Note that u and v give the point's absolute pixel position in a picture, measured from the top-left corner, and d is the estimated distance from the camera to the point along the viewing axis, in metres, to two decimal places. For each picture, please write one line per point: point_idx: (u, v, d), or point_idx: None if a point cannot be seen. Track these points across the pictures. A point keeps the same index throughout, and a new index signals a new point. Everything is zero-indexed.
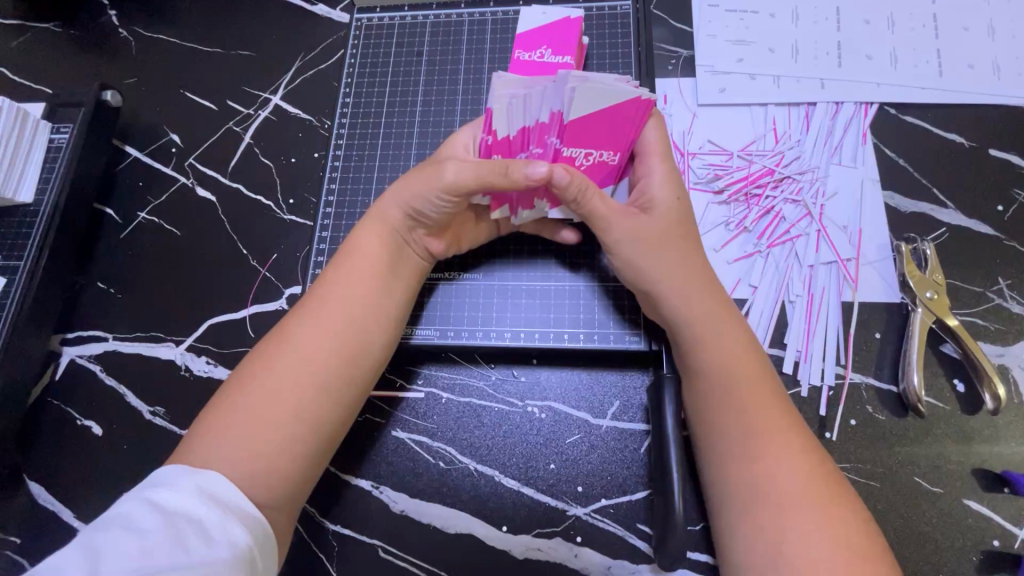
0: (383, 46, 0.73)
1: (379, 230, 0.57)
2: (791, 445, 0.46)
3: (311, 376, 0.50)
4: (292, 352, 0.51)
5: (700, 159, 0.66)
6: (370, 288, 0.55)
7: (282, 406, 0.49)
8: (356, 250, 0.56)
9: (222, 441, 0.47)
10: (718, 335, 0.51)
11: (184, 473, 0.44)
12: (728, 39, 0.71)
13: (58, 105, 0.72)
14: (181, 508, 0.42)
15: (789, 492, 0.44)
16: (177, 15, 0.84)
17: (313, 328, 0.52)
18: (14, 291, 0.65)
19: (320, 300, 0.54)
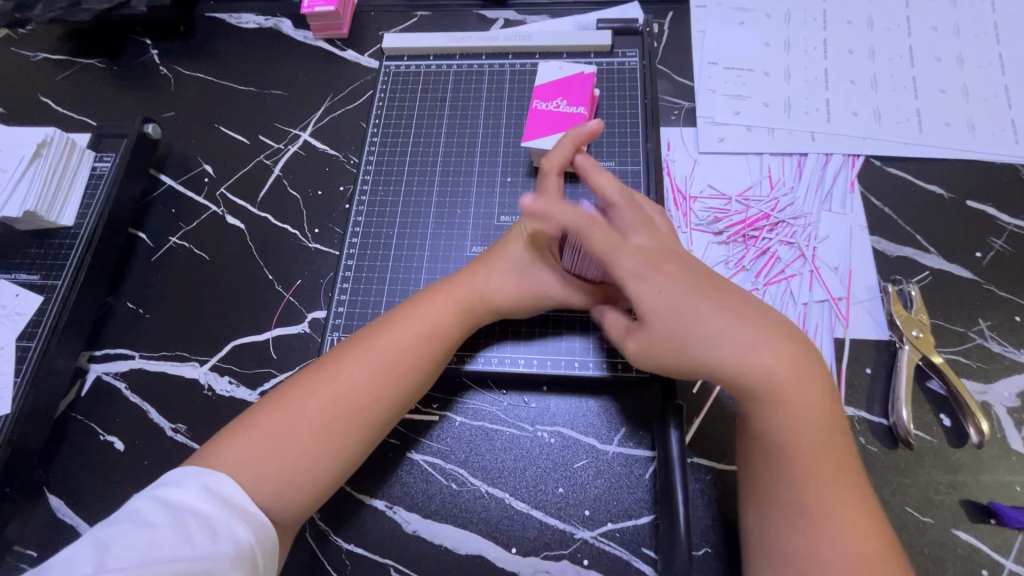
0: (410, 91, 0.79)
1: (447, 291, 0.60)
2: (847, 519, 0.46)
3: (355, 421, 0.54)
4: (341, 395, 0.54)
5: (701, 202, 0.72)
6: (428, 350, 0.58)
7: (320, 444, 0.52)
8: (422, 305, 0.60)
9: (255, 459, 0.50)
10: (793, 402, 0.47)
11: (197, 474, 0.48)
12: (726, 94, 0.78)
13: (103, 135, 0.78)
14: (189, 506, 0.45)
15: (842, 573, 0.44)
16: (215, 57, 0.92)
17: (368, 377, 0.55)
18: (51, 308, 0.69)
19: (382, 350, 0.56)
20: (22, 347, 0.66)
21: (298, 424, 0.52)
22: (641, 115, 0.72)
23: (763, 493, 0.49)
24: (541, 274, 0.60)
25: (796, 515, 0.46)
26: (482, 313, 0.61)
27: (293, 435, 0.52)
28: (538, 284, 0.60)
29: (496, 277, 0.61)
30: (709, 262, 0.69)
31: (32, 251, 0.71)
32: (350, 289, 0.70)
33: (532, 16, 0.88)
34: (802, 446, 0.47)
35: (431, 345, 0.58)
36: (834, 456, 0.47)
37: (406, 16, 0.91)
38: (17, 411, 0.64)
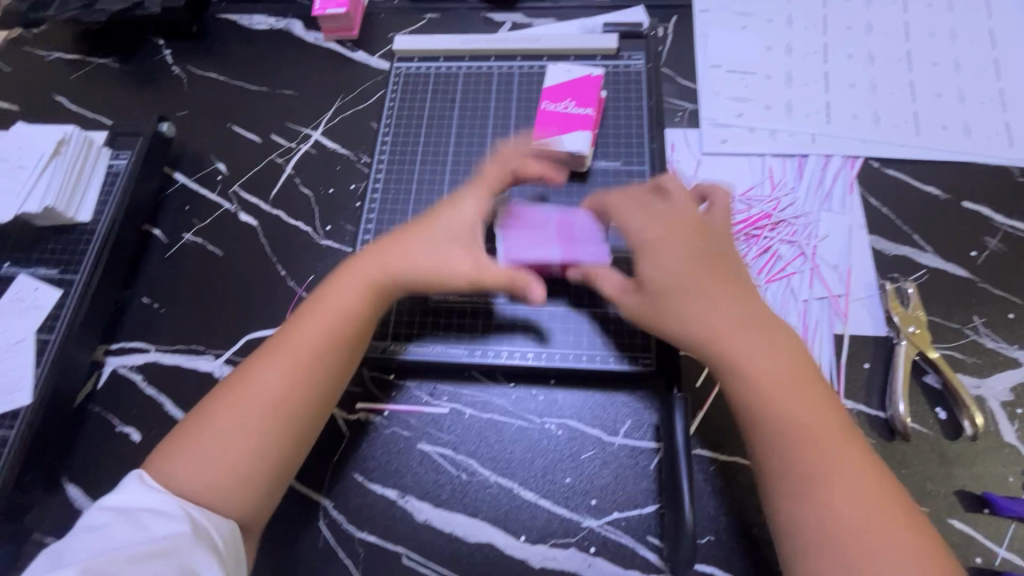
0: (421, 92, 0.81)
1: (358, 280, 0.62)
2: (833, 463, 0.50)
3: (276, 411, 0.58)
4: (256, 389, 0.58)
5: None
6: (339, 339, 0.61)
7: (247, 436, 0.56)
8: (333, 296, 0.62)
9: (193, 461, 0.55)
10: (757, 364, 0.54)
11: (134, 474, 0.54)
12: (729, 97, 0.80)
13: (119, 134, 0.79)
14: (140, 503, 0.52)
15: (850, 513, 0.48)
16: (227, 57, 0.94)
17: (280, 371, 0.59)
18: (69, 302, 0.70)
19: (290, 347, 0.60)
20: (41, 340, 0.68)
21: (228, 425, 0.57)
22: (647, 116, 0.74)
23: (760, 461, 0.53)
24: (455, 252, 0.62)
25: (802, 464, 0.51)
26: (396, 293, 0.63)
27: (219, 434, 0.56)
28: (450, 264, 0.61)
29: (411, 259, 0.62)
30: None
31: (50, 246, 0.73)
32: None
33: (539, 19, 0.90)
34: (776, 394, 0.53)
35: (344, 332, 0.61)
36: (811, 409, 0.53)
37: (415, 18, 0.93)
38: (36, 402, 0.65)
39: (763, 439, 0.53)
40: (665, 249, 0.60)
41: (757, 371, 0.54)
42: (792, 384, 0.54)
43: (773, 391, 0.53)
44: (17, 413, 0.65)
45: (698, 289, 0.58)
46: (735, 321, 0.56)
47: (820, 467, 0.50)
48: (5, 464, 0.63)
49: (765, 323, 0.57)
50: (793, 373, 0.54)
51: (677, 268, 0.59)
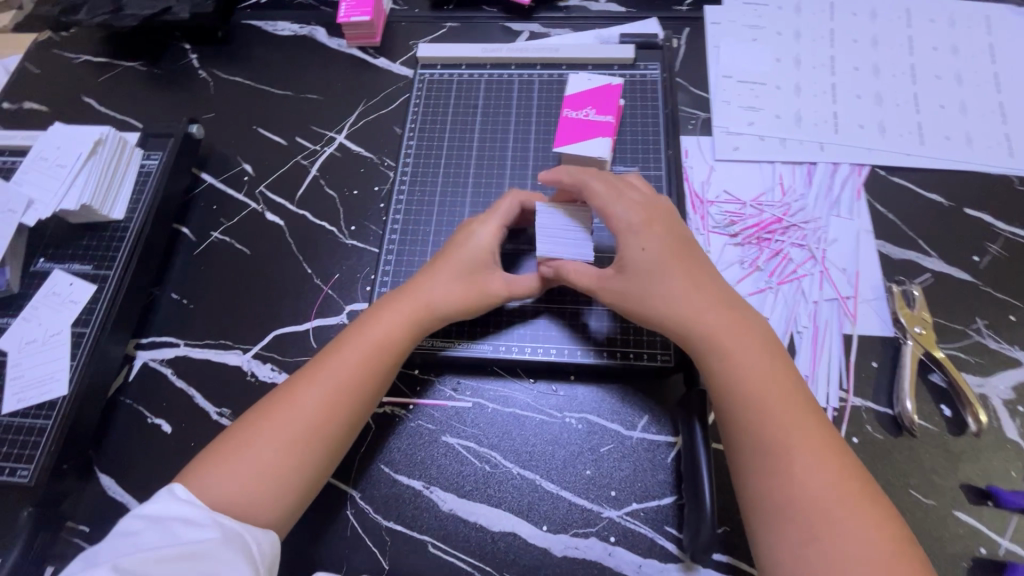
0: (443, 98, 0.84)
1: (394, 306, 0.65)
2: (807, 455, 0.51)
3: (315, 432, 0.59)
4: (298, 412, 0.59)
5: (717, 206, 0.76)
6: (378, 365, 0.63)
7: (285, 457, 0.57)
8: (373, 325, 0.64)
9: (225, 474, 0.56)
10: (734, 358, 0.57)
11: (165, 490, 0.54)
12: (741, 106, 0.83)
13: (152, 135, 0.82)
14: (171, 515, 0.51)
15: (812, 488, 0.50)
16: (252, 62, 0.97)
17: (322, 396, 0.60)
18: (104, 296, 0.72)
19: (332, 372, 0.61)
20: (77, 333, 0.70)
21: (266, 447, 0.57)
22: (662, 124, 0.77)
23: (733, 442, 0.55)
24: (488, 279, 0.67)
25: (764, 443, 0.53)
26: (430, 325, 0.66)
27: (255, 453, 0.57)
28: (488, 291, 0.66)
29: (442, 291, 0.66)
30: (726, 262, 0.73)
31: (84, 243, 0.75)
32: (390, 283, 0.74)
33: (556, 29, 0.94)
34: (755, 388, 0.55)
35: (379, 357, 0.63)
36: (796, 403, 0.55)
37: (436, 27, 0.96)
38: (73, 393, 0.67)
39: (732, 425, 0.55)
40: (646, 234, 0.62)
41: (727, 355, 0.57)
42: (757, 367, 0.56)
43: (744, 385, 0.55)
44: (55, 403, 0.67)
45: (672, 274, 0.60)
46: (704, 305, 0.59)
47: (782, 442, 0.52)
48: (42, 453, 0.65)
49: (735, 307, 0.60)
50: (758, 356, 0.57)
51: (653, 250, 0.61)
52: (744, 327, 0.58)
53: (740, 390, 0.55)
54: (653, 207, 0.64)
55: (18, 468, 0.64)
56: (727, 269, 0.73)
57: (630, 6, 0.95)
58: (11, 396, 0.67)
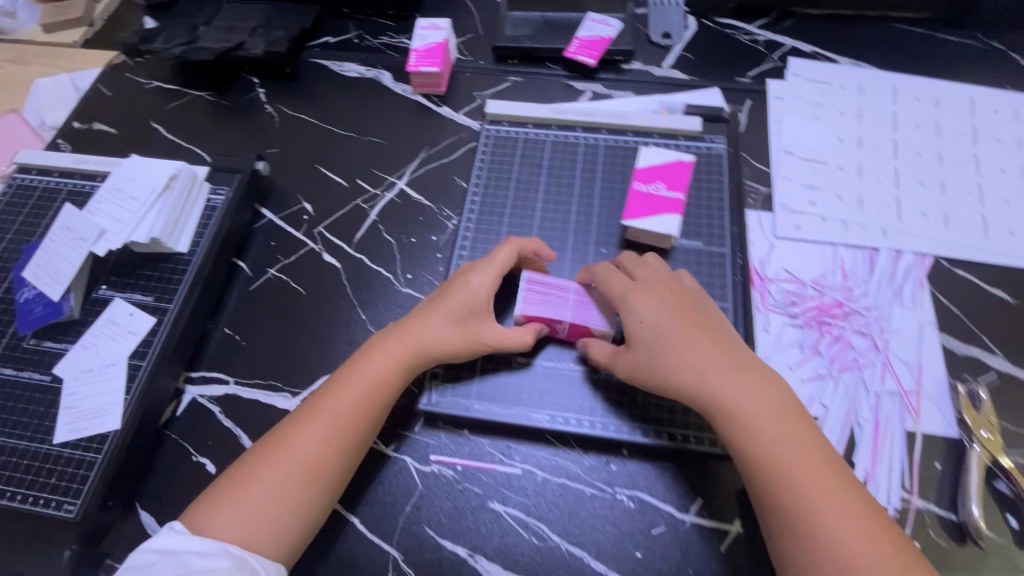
0: (509, 156, 0.85)
1: (386, 347, 0.67)
2: (850, 529, 0.53)
3: (312, 473, 0.61)
4: (290, 455, 0.61)
5: (777, 285, 0.76)
6: (371, 404, 0.65)
7: (284, 499, 0.59)
8: (362, 365, 0.66)
9: (230, 516, 0.58)
10: (772, 428, 0.58)
11: (169, 526, 0.58)
12: (802, 183, 0.83)
13: (218, 168, 0.83)
14: (181, 547, 0.55)
15: (847, 570, 0.51)
16: (318, 101, 0.99)
17: (314, 438, 0.62)
18: (162, 329, 0.72)
19: (323, 413, 0.63)
20: (133, 366, 0.70)
21: (263, 489, 0.59)
22: (728, 198, 0.76)
23: (774, 511, 0.56)
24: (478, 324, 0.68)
25: (793, 518, 0.54)
26: (421, 363, 0.67)
27: (254, 496, 0.59)
28: (478, 334, 0.67)
29: (431, 333, 0.67)
30: (785, 344, 0.72)
31: (147, 272, 0.76)
32: None
33: (618, 92, 0.95)
34: (789, 459, 0.56)
35: (370, 395, 0.65)
36: (833, 476, 0.56)
37: (500, 79, 0.98)
38: (125, 427, 0.67)
39: (770, 492, 0.56)
40: (658, 304, 0.64)
41: (755, 433, 0.58)
42: (789, 443, 0.57)
43: (780, 452, 0.57)
44: (106, 436, 0.66)
45: (699, 340, 0.62)
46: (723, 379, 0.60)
47: (818, 524, 0.53)
48: (90, 487, 0.64)
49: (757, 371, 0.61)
50: (788, 434, 0.58)
51: (658, 318, 0.63)
52: (781, 403, 0.59)
53: (778, 458, 0.57)
54: (670, 282, 0.67)
55: (64, 502, 0.63)
56: (786, 351, 0.71)
57: (692, 74, 0.97)
58: (65, 425, 0.67)
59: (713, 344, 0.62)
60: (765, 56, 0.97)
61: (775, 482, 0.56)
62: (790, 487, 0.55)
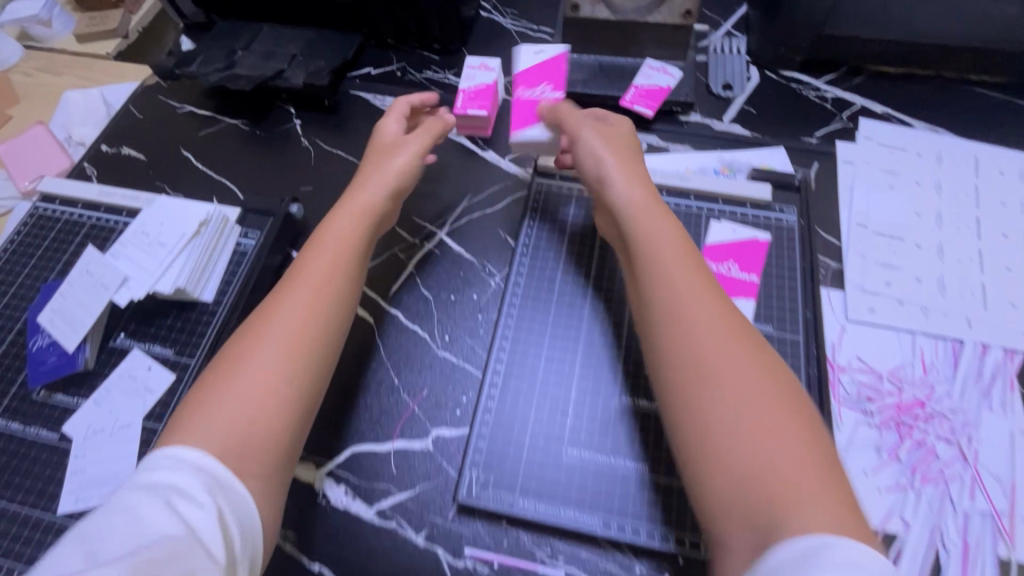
0: (561, 216, 0.81)
1: (342, 212, 0.67)
2: (771, 411, 0.47)
3: (282, 313, 0.58)
4: (276, 325, 0.57)
5: (850, 375, 0.69)
6: (336, 274, 0.62)
7: (255, 385, 0.53)
8: (329, 227, 0.66)
9: (197, 429, 0.50)
10: (693, 309, 0.54)
11: (158, 455, 0.48)
12: (876, 261, 0.77)
13: (250, 210, 0.78)
14: (171, 485, 0.46)
15: (758, 454, 0.45)
16: (357, 137, 0.94)
17: (301, 296, 0.59)
18: (182, 387, 0.66)
19: (297, 287, 0.60)
20: (148, 429, 0.64)
21: (247, 376, 0.54)
22: (801, 277, 0.70)
23: (682, 415, 0.50)
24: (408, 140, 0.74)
25: (703, 420, 0.49)
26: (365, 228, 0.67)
27: (234, 394, 0.53)
28: (401, 156, 0.73)
29: (370, 185, 0.70)
30: (859, 445, 0.65)
31: (168, 321, 0.70)
32: (494, 419, 0.67)
33: (675, 145, 0.90)
34: (704, 356, 0.51)
35: (343, 262, 0.63)
36: (768, 365, 0.51)
37: None
38: None
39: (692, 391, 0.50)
40: (603, 148, 0.70)
41: (657, 318, 0.56)
42: (714, 361, 0.51)
43: (707, 340, 0.52)
44: None
45: (651, 202, 0.64)
46: (636, 266, 0.61)
47: (730, 401, 0.48)
48: None
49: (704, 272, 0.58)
50: (707, 327, 0.53)
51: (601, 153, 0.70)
52: (709, 294, 0.56)
53: (688, 349, 0.52)
54: (620, 142, 0.72)
55: None
56: (860, 453, 0.65)
57: (755, 130, 0.91)
58: (70, 494, 0.61)
59: (635, 231, 0.62)
60: (834, 115, 0.91)
61: (694, 374, 0.51)
62: (711, 378, 0.50)
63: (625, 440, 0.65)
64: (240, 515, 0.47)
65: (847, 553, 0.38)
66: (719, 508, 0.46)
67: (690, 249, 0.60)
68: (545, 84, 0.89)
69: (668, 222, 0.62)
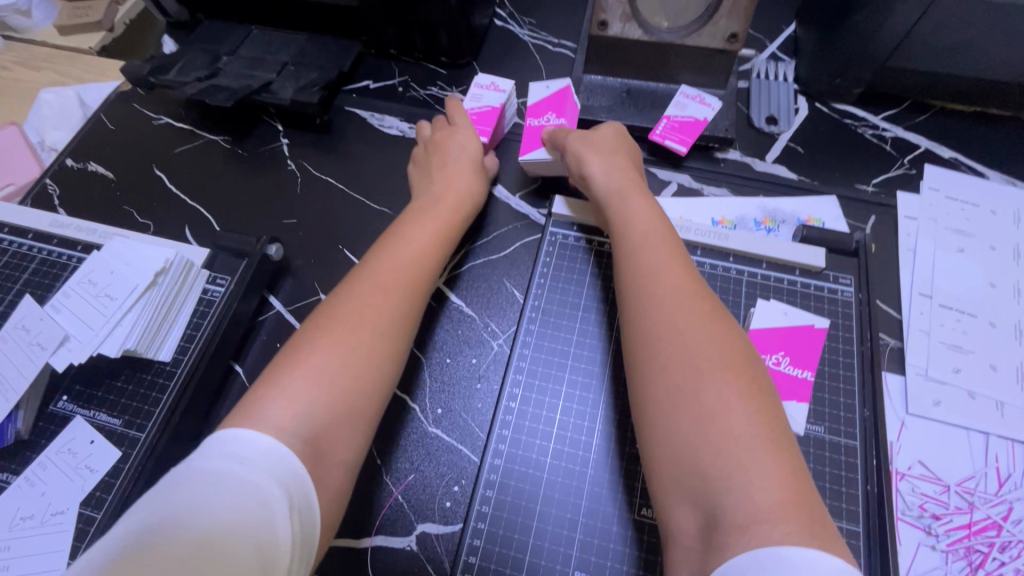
0: (578, 270, 0.70)
1: (434, 207, 0.68)
2: (740, 400, 0.44)
3: (388, 297, 0.57)
4: (379, 303, 0.56)
5: (909, 483, 0.59)
6: (432, 267, 0.63)
7: (361, 358, 0.52)
8: (421, 219, 0.66)
9: (297, 391, 0.47)
10: (671, 292, 0.52)
11: (225, 438, 0.42)
12: (944, 341, 0.66)
13: (222, 251, 0.68)
14: (240, 472, 0.40)
15: (727, 442, 0.42)
16: (350, 161, 0.83)
17: (407, 279, 0.59)
18: (127, 468, 0.57)
19: (398, 269, 0.59)
20: (85, 518, 0.55)
21: (350, 344, 0.52)
22: (858, 364, 0.59)
23: (649, 395, 0.48)
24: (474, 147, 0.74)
25: (677, 396, 0.46)
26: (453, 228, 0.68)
27: (330, 361, 0.50)
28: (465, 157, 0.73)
29: (458, 179, 0.71)
30: (921, 574, 0.55)
31: (118, 384, 0.61)
32: (491, 520, 0.58)
33: (710, 187, 0.78)
34: (682, 337, 0.49)
35: (438, 252, 0.64)
36: (739, 354, 0.48)
37: None
38: None
39: (657, 368, 0.48)
40: (594, 145, 0.68)
41: (625, 302, 0.55)
42: (683, 341, 0.48)
43: (680, 320, 0.50)
44: None
45: (633, 198, 0.62)
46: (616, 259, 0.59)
47: (698, 384, 0.46)
48: None
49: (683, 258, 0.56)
50: (681, 310, 0.51)
51: (604, 143, 0.69)
52: (693, 284, 0.54)
53: (667, 330, 0.50)
54: (619, 146, 0.70)
55: None
56: None
57: (804, 172, 0.79)
58: None
59: (627, 227, 0.60)
60: (894, 158, 0.79)
61: (666, 350, 0.49)
62: (678, 353, 0.48)
63: (641, 557, 0.55)
64: (302, 520, 0.42)
65: (808, 548, 0.36)
66: (662, 484, 0.45)
67: (671, 240, 0.58)
68: (549, 113, 0.79)
69: (658, 218, 0.60)
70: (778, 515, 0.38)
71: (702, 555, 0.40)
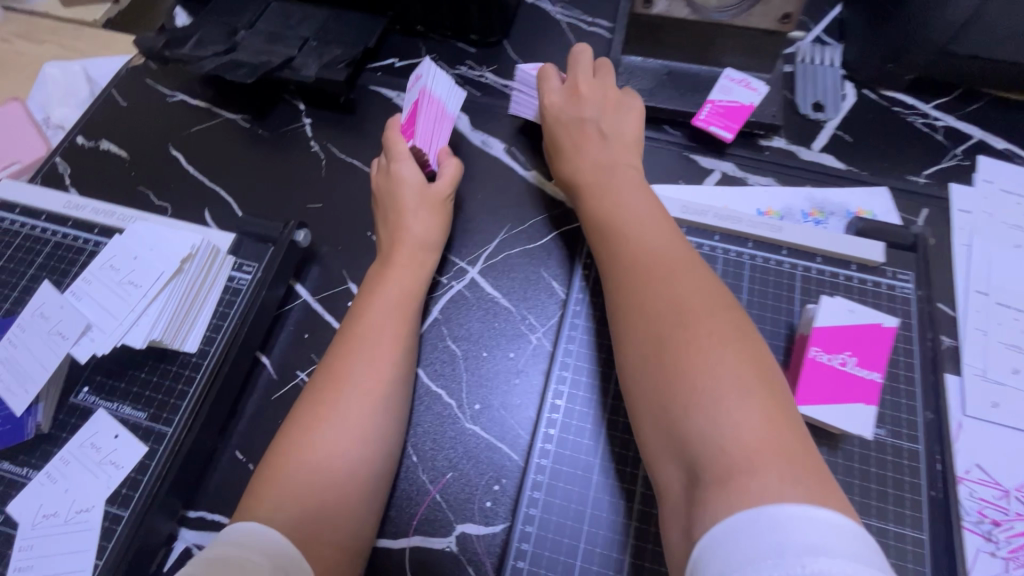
0: None
1: (398, 262, 0.63)
2: (727, 356, 0.42)
3: (349, 381, 0.54)
4: (349, 395, 0.53)
5: (969, 488, 0.57)
6: (400, 331, 0.58)
7: (333, 460, 0.50)
8: (388, 277, 0.61)
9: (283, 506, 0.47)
10: (653, 264, 0.50)
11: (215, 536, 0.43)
12: (1001, 341, 0.63)
13: (248, 237, 0.64)
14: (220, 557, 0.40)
15: (710, 399, 0.40)
16: (376, 143, 0.79)
17: (370, 359, 0.55)
18: (155, 464, 0.54)
19: (362, 346, 0.56)
20: (111, 517, 0.52)
21: (325, 446, 0.50)
22: (919, 364, 0.57)
23: (631, 364, 0.47)
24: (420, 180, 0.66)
25: (655, 365, 0.44)
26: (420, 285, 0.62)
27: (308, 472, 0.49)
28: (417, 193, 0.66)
29: (419, 225, 0.65)
30: None
31: (142, 376, 0.58)
32: (541, 523, 0.56)
33: (755, 176, 0.75)
34: (660, 299, 0.47)
35: (406, 313, 0.60)
36: (728, 313, 0.45)
37: None
38: None
39: (635, 339, 0.47)
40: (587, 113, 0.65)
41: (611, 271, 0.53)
42: (663, 304, 0.46)
43: (658, 284, 0.48)
44: None
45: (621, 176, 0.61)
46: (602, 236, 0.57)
47: (673, 347, 0.43)
48: None
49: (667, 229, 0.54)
50: (662, 274, 0.49)
51: (589, 115, 0.65)
52: (680, 252, 0.51)
53: (643, 299, 0.48)
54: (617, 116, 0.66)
55: None
56: None
57: (852, 162, 0.76)
58: None
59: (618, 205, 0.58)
60: (945, 149, 0.76)
61: (642, 320, 0.47)
62: (656, 320, 0.46)
63: None
64: None
65: (791, 502, 0.33)
66: (651, 445, 0.43)
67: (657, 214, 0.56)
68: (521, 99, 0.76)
69: (645, 198, 0.58)
70: (760, 462, 0.36)
71: (685, 506, 0.38)
